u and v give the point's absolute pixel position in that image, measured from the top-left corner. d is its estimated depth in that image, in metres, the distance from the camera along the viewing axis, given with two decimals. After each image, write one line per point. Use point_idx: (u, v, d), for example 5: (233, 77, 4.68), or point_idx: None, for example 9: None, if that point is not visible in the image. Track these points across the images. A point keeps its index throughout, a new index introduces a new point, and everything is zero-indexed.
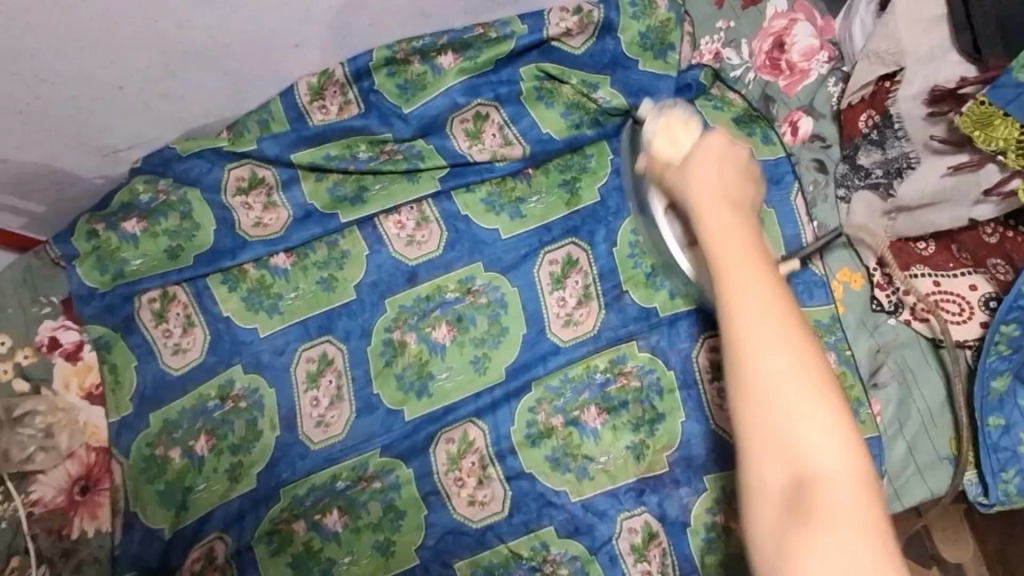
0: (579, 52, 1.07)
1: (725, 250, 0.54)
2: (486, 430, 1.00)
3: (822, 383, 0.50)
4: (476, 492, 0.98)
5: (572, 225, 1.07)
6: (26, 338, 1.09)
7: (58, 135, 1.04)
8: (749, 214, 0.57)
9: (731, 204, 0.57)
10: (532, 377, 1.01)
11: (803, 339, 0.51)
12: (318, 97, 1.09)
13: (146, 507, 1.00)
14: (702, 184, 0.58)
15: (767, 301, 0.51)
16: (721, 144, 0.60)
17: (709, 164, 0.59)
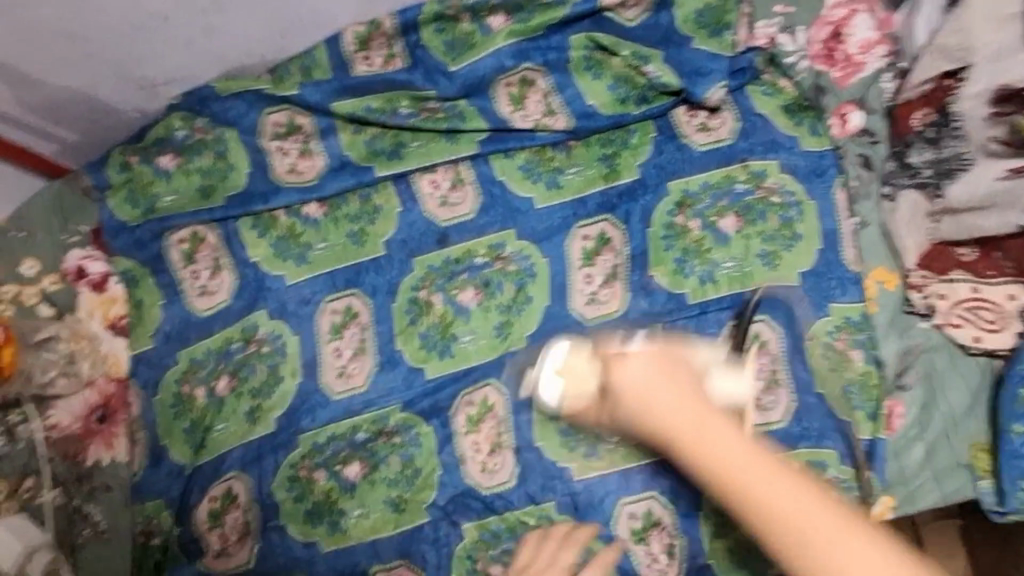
0: (632, 25, 1.05)
1: (731, 474, 0.49)
2: (505, 395, 0.99)
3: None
4: (488, 460, 0.98)
5: (608, 201, 1.04)
6: (54, 265, 1.11)
7: (100, 62, 1.05)
8: (708, 401, 0.53)
9: (693, 427, 0.51)
10: (551, 344, 0.98)
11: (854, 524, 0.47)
12: (363, 47, 1.07)
13: (174, 441, 1.04)
14: (650, 412, 0.53)
15: (798, 492, 0.48)
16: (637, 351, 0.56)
17: (633, 384, 0.54)
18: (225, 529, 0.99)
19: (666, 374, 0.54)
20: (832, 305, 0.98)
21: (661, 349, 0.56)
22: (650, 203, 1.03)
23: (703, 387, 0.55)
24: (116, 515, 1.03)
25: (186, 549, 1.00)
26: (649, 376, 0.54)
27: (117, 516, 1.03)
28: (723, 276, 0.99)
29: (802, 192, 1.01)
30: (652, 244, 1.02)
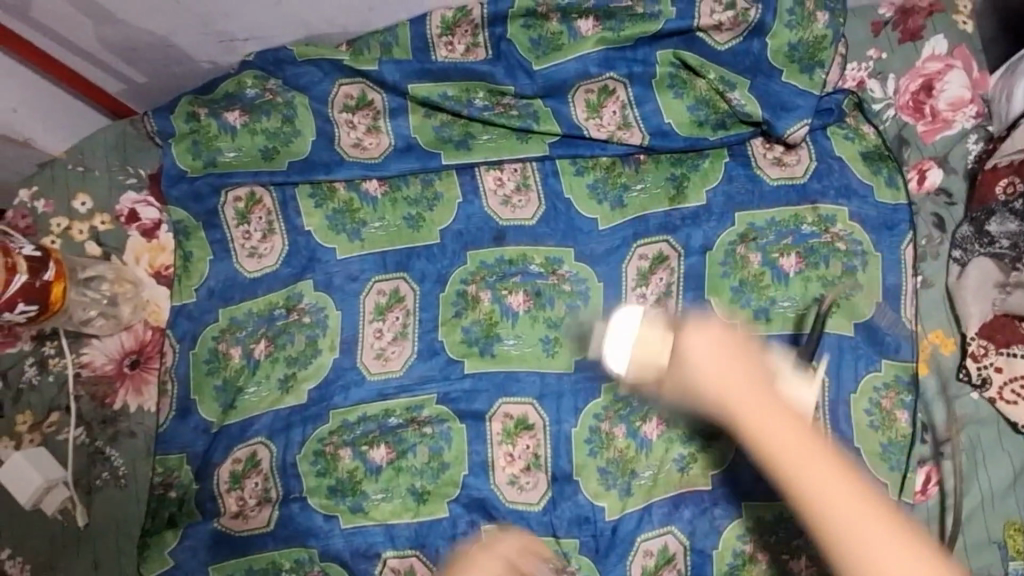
0: (722, 48, 1.02)
1: (768, 442, 0.55)
2: (546, 418, 1.00)
3: (925, 558, 0.51)
4: (520, 475, 0.98)
5: (670, 223, 1.03)
6: (107, 204, 1.11)
7: (183, 10, 1.01)
8: (765, 382, 0.58)
9: (744, 399, 0.56)
10: (603, 380, 1.00)
11: (845, 469, 0.54)
12: (448, 32, 1.04)
13: (203, 398, 1.03)
14: (718, 383, 0.58)
15: (832, 472, 0.53)
16: (696, 325, 0.61)
17: (698, 350, 0.59)
18: (244, 494, 1.00)
19: (730, 350, 0.59)
20: (884, 361, 0.97)
21: (731, 334, 0.61)
22: (713, 230, 1.02)
23: (769, 376, 0.59)
24: (136, 461, 1.03)
25: (203, 507, 1.00)
26: (712, 353, 0.59)
27: (137, 463, 1.03)
28: (778, 314, 0.99)
29: (870, 242, 1.00)
30: (709, 269, 1.02)
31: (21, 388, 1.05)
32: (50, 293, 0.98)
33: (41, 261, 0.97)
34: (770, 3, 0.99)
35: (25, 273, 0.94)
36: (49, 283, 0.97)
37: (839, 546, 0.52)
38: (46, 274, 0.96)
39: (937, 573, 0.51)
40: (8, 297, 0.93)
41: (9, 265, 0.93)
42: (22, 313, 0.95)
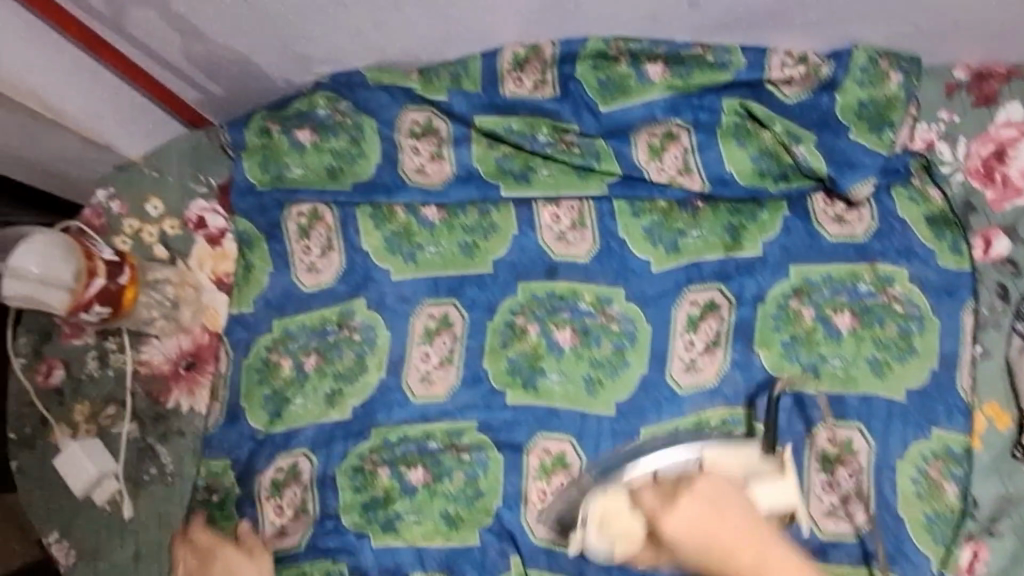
0: (790, 102, 1.02)
1: None
2: (583, 456, 1.00)
3: None
4: (551, 513, 0.99)
5: (724, 271, 1.03)
6: (177, 210, 1.15)
7: (266, 29, 1.06)
8: None
9: (727, 544, 0.73)
10: (643, 424, 1.00)
11: None
12: (518, 68, 1.07)
13: (252, 406, 1.06)
14: None
15: None
16: None
17: (686, 525, 0.75)
18: (282, 502, 1.02)
19: (711, 511, 0.75)
20: (934, 430, 0.94)
21: (707, 488, 0.76)
22: (766, 282, 1.02)
23: (749, 510, 0.76)
24: (183, 459, 1.07)
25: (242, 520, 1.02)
26: None
27: (184, 463, 1.07)
28: (827, 372, 0.98)
29: (928, 307, 0.98)
30: (761, 322, 1.01)
31: (83, 379, 1.10)
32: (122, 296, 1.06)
33: (117, 267, 1.05)
34: (843, 61, 1.01)
35: (102, 279, 1.03)
36: (122, 288, 1.05)
37: None
38: (120, 281, 1.04)
39: None
40: (85, 300, 1.02)
41: (90, 272, 1.02)
42: (96, 314, 1.05)
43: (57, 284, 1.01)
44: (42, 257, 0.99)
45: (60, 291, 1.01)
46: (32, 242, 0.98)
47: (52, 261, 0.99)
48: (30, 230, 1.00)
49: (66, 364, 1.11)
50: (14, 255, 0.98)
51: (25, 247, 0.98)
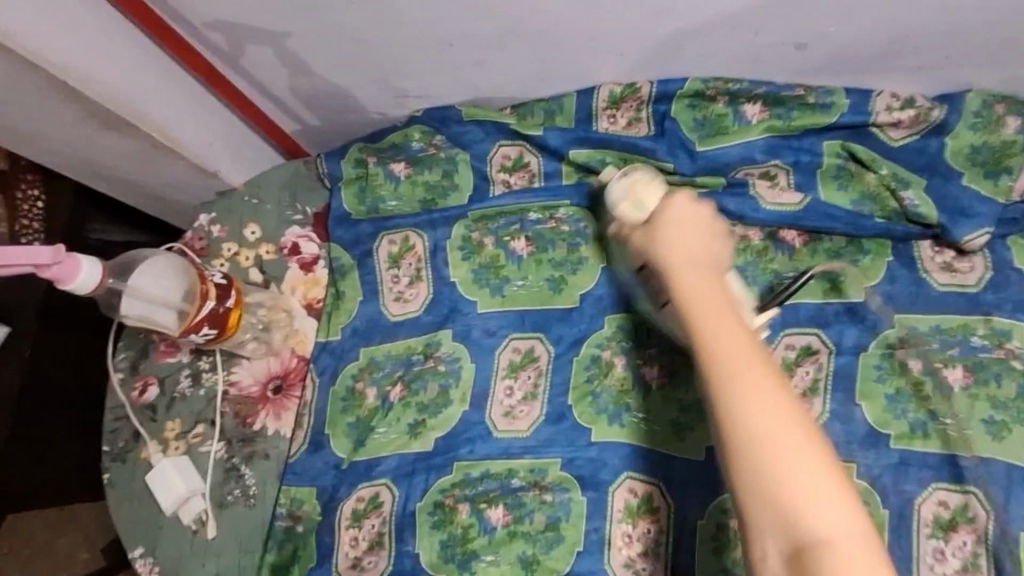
0: (895, 145, 1.00)
1: (722, 352, 0.62)
2: (671, 502, 0.96)
3: (784, 412, 0.58)
4: (637, 559, 0.95)
5: (822, 316, 0.99)
6: (273, 235, 1.19)
7: (370, 67, 1.10)
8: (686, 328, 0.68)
9: (695, 254, 0.76)
10: None
11: (769, 380, 0.60)
12: (613, 106, 1.07)
13: (336, 433, 1.07)
14: (675, 260, 0.76)
15: (764, 388, 0.59)
16: (678, 214, 0.81)
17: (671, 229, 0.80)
18: (359, 534, 1.02)
19: (693, 223, 0.80)
20: None
21: (697, 211, 0.81)
22: (868, 331, 0.97)
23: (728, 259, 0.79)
24: (267, 482, 1.08)
25: (319, 551, 1.03)
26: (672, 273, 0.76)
27: (267, 485, 1.08)
28: (937, 430, 0.92)
29: None
30: (862, 370, 0.96)
31: (175, 397, 1.13)
32: (228, 319, 1.05)
33: (224, 289, 1.05)
34: (955, 105, 0.98)
35: (212, 299, 1.03)
36: (229, 310, 1.05)
37: (728, 412, 0.59)
38: (228, 303, 1.04)
39: (797, 448, 0.56)
40: (195, 321, 1.02)
41: (201, 291, 1.02)
42: (204, 336, 1.04)
43: (166, 304, 1.02)
44: (157, 275, 1.02)
45: (168, 310, 1.02)
46: (150, 261, 1.02)
47: (164, 279, 1.01)
48: (146, 253, 1.03)
49: (161, 381, 1.14)
50: (132, 273, 1.01)
51: (143, 265, 1.02)
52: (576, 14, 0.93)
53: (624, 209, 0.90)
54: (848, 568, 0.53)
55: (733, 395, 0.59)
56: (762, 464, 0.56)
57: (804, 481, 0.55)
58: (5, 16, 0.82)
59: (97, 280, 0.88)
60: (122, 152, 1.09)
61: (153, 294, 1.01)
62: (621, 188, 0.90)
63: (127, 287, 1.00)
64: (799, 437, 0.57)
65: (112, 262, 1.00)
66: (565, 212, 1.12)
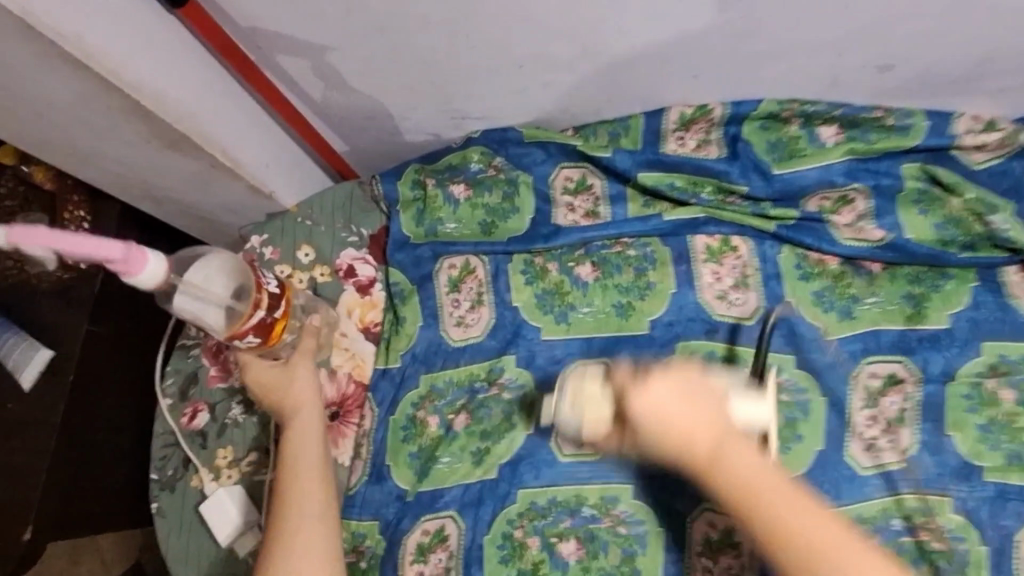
0: (978, 167, 0.98)
1: (773, 495, 0.59)
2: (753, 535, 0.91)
3: (833, 532, 0.58)
4: None
5: (905, 343, 0.96)
6: (328, 258, 1.16)
7: (435, 89, 1.07)
8: (718, 469, 0.61)
9: (703, 440, 0.61)
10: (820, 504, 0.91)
11: (807, 501, 0.60)
12: (682, 128, 1.05)
13: (397, 464, 1.04)
14: (680, 431, 0.61)
15: (807, 514, 0.58)
16: (683, 380, 0.63)
17: (664, 423, 0.61)
18: (426, 569, 0.98)
19: (685, 402, 0.62)
20: None
21: (679, 396, 0.62)
22: (955, 358, 0.94)
23: (721, 408, 0.64)
24: None
25: None
26: (675, 402, 0.62)
27: None
28: None
29: None
30: (951, 401, 0.93)
31: (226, 424, 1.09)
32: (272, 330, 0.95)
33: (276, 299, 0.95)
34: None
35: (263, 308, 0.93)
36: (276, 321, 0.95)
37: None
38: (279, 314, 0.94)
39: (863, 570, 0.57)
40: (243, 330, 0.91)
41: (255, 299, 0.92)
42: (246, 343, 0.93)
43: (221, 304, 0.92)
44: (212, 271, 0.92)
45: (220, 312, 0.91)
46: (211, 257, 0.93)
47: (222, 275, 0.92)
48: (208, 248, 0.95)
49: (211, 408, 1.11)
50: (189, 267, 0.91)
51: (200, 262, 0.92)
52: (656, 36, 0.91)
53: (585, 426, 0.68)
54: None
55: (794, 529, 0.58)
56: None
57: None
58: (87, 32, 0.79)
59: (158, 280, 0.80)
60: (178, 173, 1.06)
61: (207, 290, 0.91)
62: (563, 399, 0.70)
63: (183, 282, 0.89)
64: (864, 558, 0.57)
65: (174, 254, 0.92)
66: (631, 236, 1.07)
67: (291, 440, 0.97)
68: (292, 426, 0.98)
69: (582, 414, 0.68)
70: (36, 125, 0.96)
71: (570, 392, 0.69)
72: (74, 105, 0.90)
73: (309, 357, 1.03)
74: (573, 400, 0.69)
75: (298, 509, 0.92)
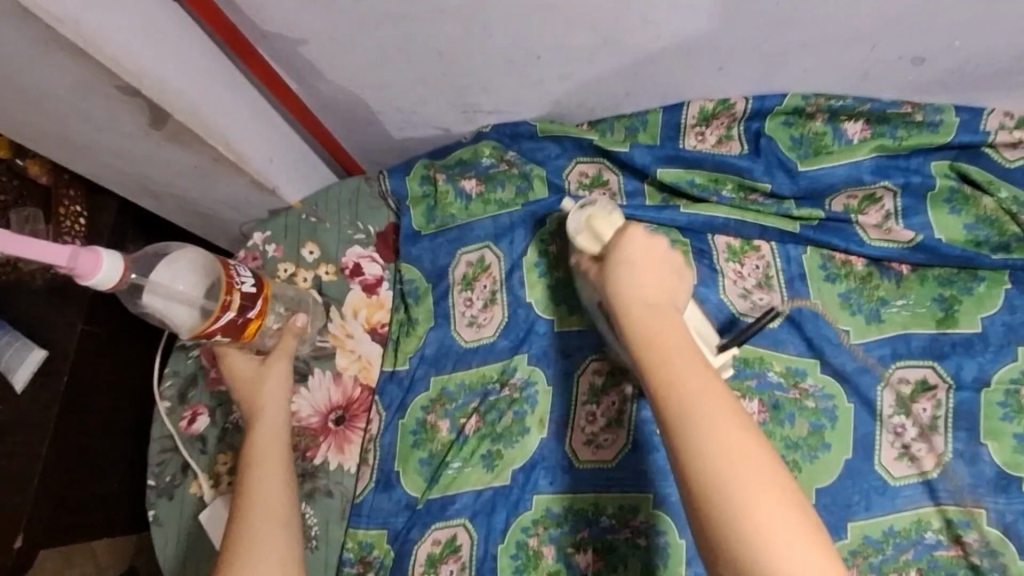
0: (1011, 166, 0.95)
1: (665, 334, 0.71)
2: None
3: (706, 383, 0.67)
4: None
5: (937, 348, 0.93)
6: (333, 256, 1.11)
7: (447, 81, 1.04)
8: (637, 309, 0.74)
9: (646, 289, 0.75)
10: (851, 517, 0.88)
11: (697, 357, 0.70)
12: (703, 123, 1.01)
13: (406, 470, 1.00)
14: (635, 269, 0.76)
15: (693, 363, 0.69)
16: (658, 245, 0.78)
17: (627, 269, 0.77)
18: None
19: (651, 260, 0.77)
20: None
21: (654, 252, 0.78)
22: (989, 365, 0.91)
23: (679, 289, 0.77)
24: (330, 523, 1.00)
25: None
26: (645, 254, 0.77)
27: (331, 527, 1.00)
28: None
29: None
30: (985, 409, 0.90)
31: (228, 428, 1.05)
32: (246, 329, 0.92)
33: (251, 299, 0.90)
34: None
35: (234, 309, 0.88)
36: (249, 321, 0.91)
37: (670, 394, 0.66)
38: (251, 315, 0.90)
39: (712, 409, 0.65)
40: (210, 330, 0.87)
41: (224, 301, 0.87)
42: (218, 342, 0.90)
43: (193, 303, 0.88)
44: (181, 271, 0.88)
45: (194, 310, 0.88)
46: (177, 255, 0.88)
47: (191, 275, 0.88)
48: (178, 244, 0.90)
49: (212, 412, 1.06)
50: (156, 267, 0.87)
51: (168, 260, 0.88)
52: (680, 26, 0.87)
53: (582, 241, 0.86)
54: (744, 503, 0.60)
55: (669, 361, 0.69)
56: (699, 430, 0.64)
57: (720, 426, 0.64)
58: (84, 16, 0.75)
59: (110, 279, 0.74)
60: (178, 167, 1.02)
61: (175, 291, 0.87)
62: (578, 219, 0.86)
63: (149, 282, 0.85)
64: (723, 409, 0.65)
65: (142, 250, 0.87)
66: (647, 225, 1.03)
67: (257, 437, 0.92)
68: (259, 424, 0.93)
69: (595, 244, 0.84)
70: (32, 115, 0.92)
71: (585, 217, 0.86)
72: (71, 93, 0.86)
73: (283, 358, 0.97)
74: (587, 223, 0.86)
75: (267, 514, 0.87)
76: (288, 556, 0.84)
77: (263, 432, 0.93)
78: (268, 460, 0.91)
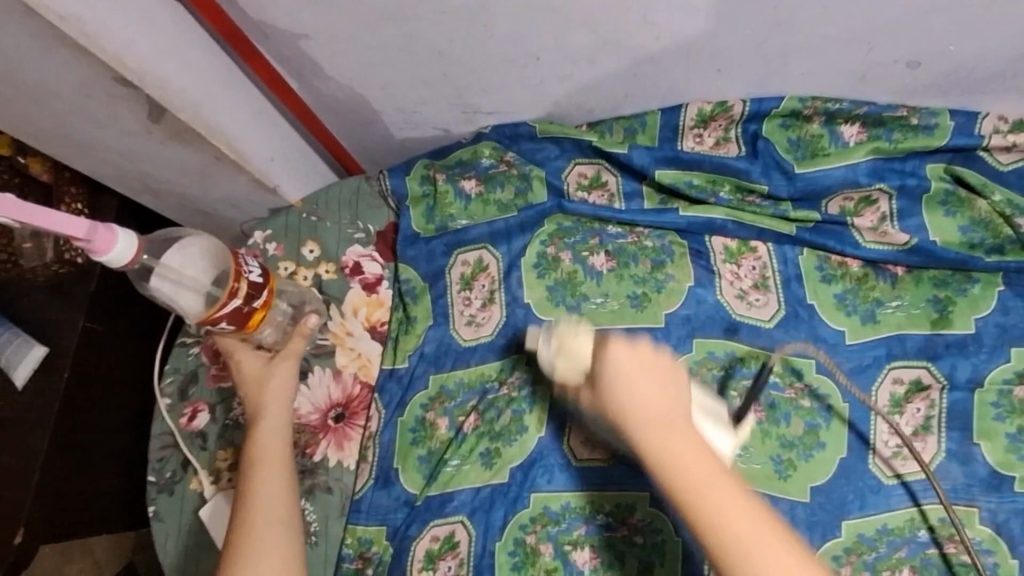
0: (1005, 169, 0.96)
1: (692, 467, 0.60)
2: None
3: (757, 523, 0.57)
4: None
5: (932, 349, 0.94)
6: (334, 255, 1.12)
7: (448, 81, 1.04)
8: (653, 441, 0.62)
9: (653, 413, 0.63)
10: (844, 516, 0.89)
11: (733, 483, 0.60)
12: (701, 125, 1.03)
13: (405, 467, 1.00)
14: (631, 392, 0.64)
15: (733, 498, 0.58)
16: (649, 354, 0.66)
17: (624, 391, 0.64)
18: None
19: (645, 372, 0.65)
20: None
21: (646, 362, 0.66)
22: (982, 365, 0.93)
23: (682, 395, 0.66)
24: (329, 519, 1.00)
25: None
26: (639, 368, 0.65)
27: (330, 523, 1.00)
28: None
29: None
30: (978, 409, 0.91)
31: (227, 424, 1.06)
32: (251, 319, 0.91)
33: (257, 289, 0.91)
34: None
35: (240, 298, 0.88)
36: (255, 310, 0.91)
37: (722, 549, 0.56)
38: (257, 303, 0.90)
39: (774, 554, 0.56)
40: (216, 316, 0.87)
41: (232, 288, 0.87)
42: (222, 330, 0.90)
43: (199, 290, 0.89)
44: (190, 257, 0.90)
45: (201, 297, 0.89)
46: (187, 241, 0.90)
47: (199, 262, 0.90)
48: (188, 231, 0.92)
49: (212, 408, 1.07)
50: (167, 250, 0.89)
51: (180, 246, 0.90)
52: (680, 28, 0.88)
53: (562, 368, 0.72)
54: None
55: (705, 503, 0.58)
56: None
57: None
58: (89, 14, 0.76)
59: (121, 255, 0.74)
60: (180, 165, 1.03)
61: (184, 276, 0.89)
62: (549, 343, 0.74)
63: (158, 265, 0.88)
64: (783, 551, 0.56)
65: (151, 236, 0.90)
66: (646, 227, 1.04)
67: (263, 437, 0.92)
68: (263, 425, 0.92)
69: (576, 368, 0.71)
70: (35, 112, 0.92)
71: (558, 341, 0.74)
72: (76, 91, 0.86)
73: (289, 357, 0.97)
74: (558, 346, 0.74)
75: (269, 518, 0.86)
76: (290, 556, 0.84)
77: (267, 430, 0.92)
78: (272, 461, 0.90)
